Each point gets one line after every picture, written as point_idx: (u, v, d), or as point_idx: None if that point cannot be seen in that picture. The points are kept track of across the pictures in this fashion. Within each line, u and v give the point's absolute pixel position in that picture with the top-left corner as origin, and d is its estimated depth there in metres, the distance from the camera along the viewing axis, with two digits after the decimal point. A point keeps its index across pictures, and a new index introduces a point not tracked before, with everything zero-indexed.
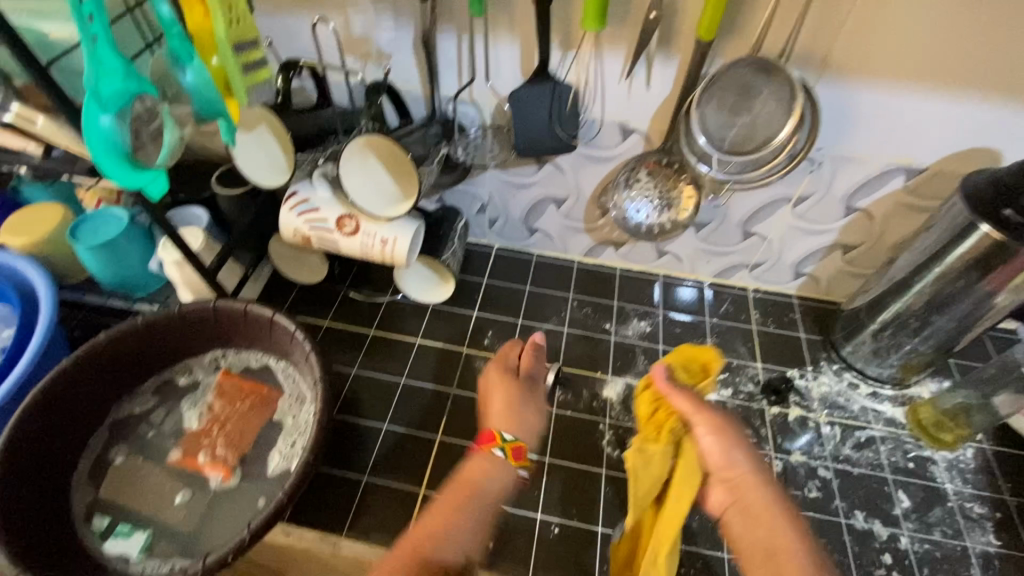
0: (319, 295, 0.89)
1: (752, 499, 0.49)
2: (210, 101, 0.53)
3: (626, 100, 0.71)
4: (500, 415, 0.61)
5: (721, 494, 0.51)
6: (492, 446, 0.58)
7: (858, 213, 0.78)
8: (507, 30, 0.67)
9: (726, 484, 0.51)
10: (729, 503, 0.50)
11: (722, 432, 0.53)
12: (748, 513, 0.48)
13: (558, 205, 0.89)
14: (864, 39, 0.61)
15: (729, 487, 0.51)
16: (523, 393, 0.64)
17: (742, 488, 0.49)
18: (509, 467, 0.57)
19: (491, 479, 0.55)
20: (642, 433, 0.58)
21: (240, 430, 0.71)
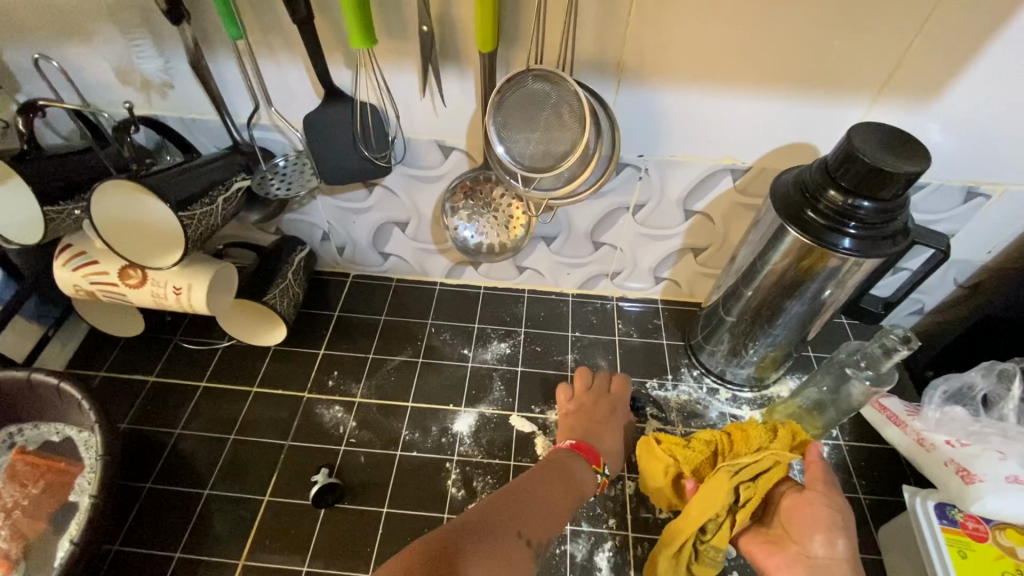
0: (145, 349, 0.81)
1: None
2: None
3: (433, 118, 0.66)
4: (606, 443, 0.66)
5: (791, 567, 0.53)
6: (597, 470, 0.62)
7: (696, 215, 0.75)
8: (285, 51, 0.61)
9: (810, 560, 0.52)
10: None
11: (839, 514, 0.54)
12: None
13: (403, 227, 0.84)
14: (655, 41, 0.57)
15: (815, 565, 0.52)
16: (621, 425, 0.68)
17: (827, 572, 0.51)
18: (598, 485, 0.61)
19: (586, 478, 0.59)
20: (678, 442, 0.65)
21: (28, 517, 0.63)
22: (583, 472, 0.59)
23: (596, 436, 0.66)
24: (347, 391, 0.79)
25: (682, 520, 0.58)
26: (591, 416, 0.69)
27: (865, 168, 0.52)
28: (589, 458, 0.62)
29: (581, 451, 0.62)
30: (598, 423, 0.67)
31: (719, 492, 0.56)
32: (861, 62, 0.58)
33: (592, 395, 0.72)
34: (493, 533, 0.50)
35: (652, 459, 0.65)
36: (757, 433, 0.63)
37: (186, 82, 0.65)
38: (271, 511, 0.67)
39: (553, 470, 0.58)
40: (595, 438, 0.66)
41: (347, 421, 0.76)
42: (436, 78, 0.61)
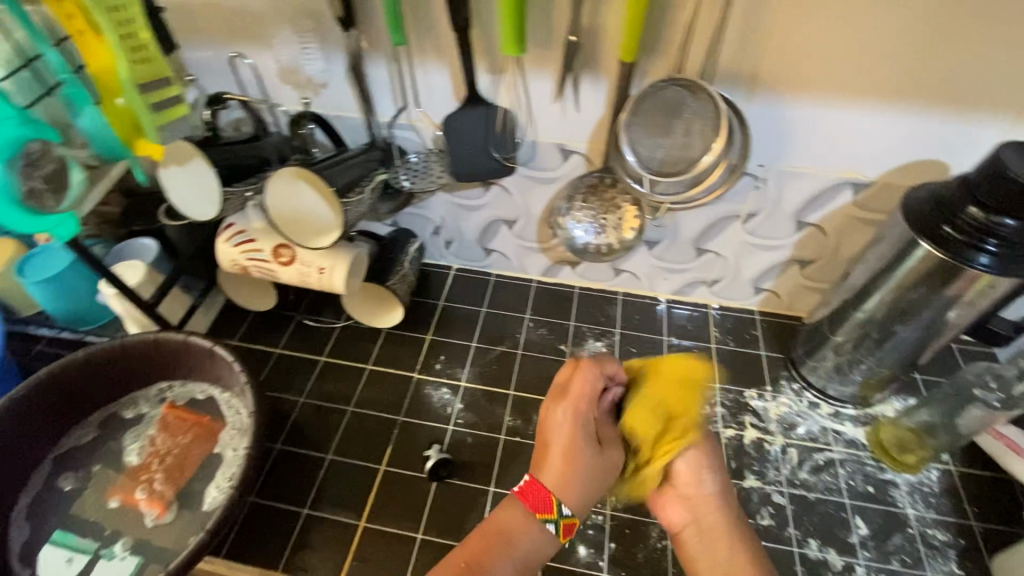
0: (272, 323, 0.89)
1: (710, 516, 0.60)
2: (109, 144, 0.57)
3: (560, 122, 0.70)
4: (557, 478, 0.55)
5: (681, 508, 0.61)
6: (547, 517, 0.55)
7: (809, 227, 0.76)
8: (435, 56, 0.67)
9: (687, 497, 0.60)
10: (688, 521, 0.60)
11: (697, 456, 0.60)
12: (706, 524, 0.59)
13: (510, 225, 0.88)
14: (791, 55, 0.59)
15: (693, 503, 0.60)
16: (586, 451, 0.55)
17: (706, 523, 0.60)
18: (554, 540, 0.56)
19: (529, 540, 0.54)
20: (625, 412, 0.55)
21: (179, 463, 0.71)
22: (518, 532, 0.54)
23: (558, 476, 0.55)
24: (453, 375, 0.83)
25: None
26: (549, 447, 0.57)
27: (1013, 185, 0.52)
28: (540, 509, 0.55)
29: (528, 496, 0.56)
30: (551, 459, 0.56)
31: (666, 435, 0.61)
32: (1009, 81, 0.57)
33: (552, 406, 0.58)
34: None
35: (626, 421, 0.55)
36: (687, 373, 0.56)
37: (341, 83, 0.71)
38: (386, 479, 0.73)
39: (486, 540, 0.54)
40: (543, 471, 0.56)
41: (453, 403, 0.80)
42: (573, 85, 0.65)
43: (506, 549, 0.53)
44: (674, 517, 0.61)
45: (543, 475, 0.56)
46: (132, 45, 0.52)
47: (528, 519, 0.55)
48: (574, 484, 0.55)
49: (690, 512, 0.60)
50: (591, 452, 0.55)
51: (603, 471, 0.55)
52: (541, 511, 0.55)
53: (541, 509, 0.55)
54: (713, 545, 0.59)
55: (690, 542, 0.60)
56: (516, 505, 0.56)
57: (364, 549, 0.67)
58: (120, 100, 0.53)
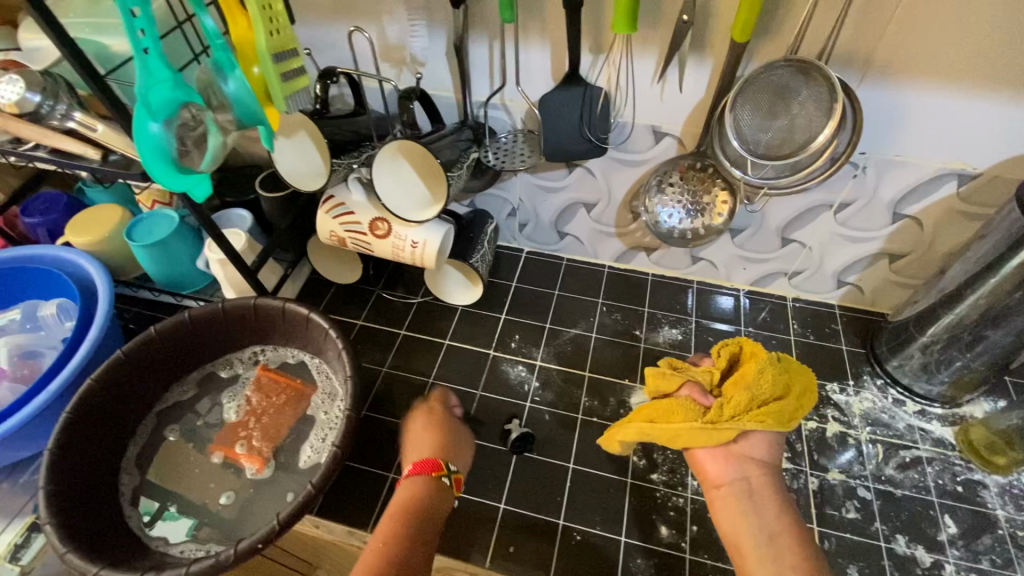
0: (354, 295, 0.92)
1: (761, 479, 0.61)
2: (249, 111, 0.57)
3: (658, 103, 0.71)
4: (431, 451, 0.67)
5: (732, 465, 0.62)
6: (439, 473, 0.64)
7: (907, 219, 0.74)
8: (538, 35, 0.67)
9: (739, 455, 0.62)
10: (738, 478, 0.61)
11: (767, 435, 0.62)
12: (756, 487, 0.60)
13: (589, 209, 0.89)
14: (912, 40, 0.58)
15: (746, 463, 0.62)
16: (445, 429, 0.71)
17: (754, 484, 0.61)
18: (450, 495, 0.64)
19: (436, 503, 0.62)
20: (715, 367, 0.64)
21: (275, 422, 0.74)
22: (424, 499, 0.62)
23: (433, 451, 0.67)
24: (528, 354, 0.85)
25: (656, 404, 0.62)
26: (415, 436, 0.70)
27: None
28: (428, 470, 0.64)
29: (420, 469, 0.64)
30: (422, 444, 0.68)
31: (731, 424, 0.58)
32: None
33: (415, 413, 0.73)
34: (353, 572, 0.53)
35: (710, 374, 0.64)
36: (778, 376, 0.60)
37: (441, 61, 0.73)
38: None
39: (393, 517, 0.59)
40: (422, 453, 0.67)
41: (530, 380, 0.82)
42: (678, 65, 0.65)
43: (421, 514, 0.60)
44: (717, 472, 0.62)
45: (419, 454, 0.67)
46: (268, 14, 0.54)
47: (424, 488, 0.63)
48: (443, 451, 0.68)
49: (738, 471, 0.61)
50: (451, 424, 0.72)
51: (461, 441, 0.71)
52: (431, 471, 0.63)
53: (433, 469, 0.64)
54: (759, 504, 0.59)
55: (734, 498, 0.60)
56: (413, 478, 0.63)
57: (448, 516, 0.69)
58: (256, 71, 0.57)
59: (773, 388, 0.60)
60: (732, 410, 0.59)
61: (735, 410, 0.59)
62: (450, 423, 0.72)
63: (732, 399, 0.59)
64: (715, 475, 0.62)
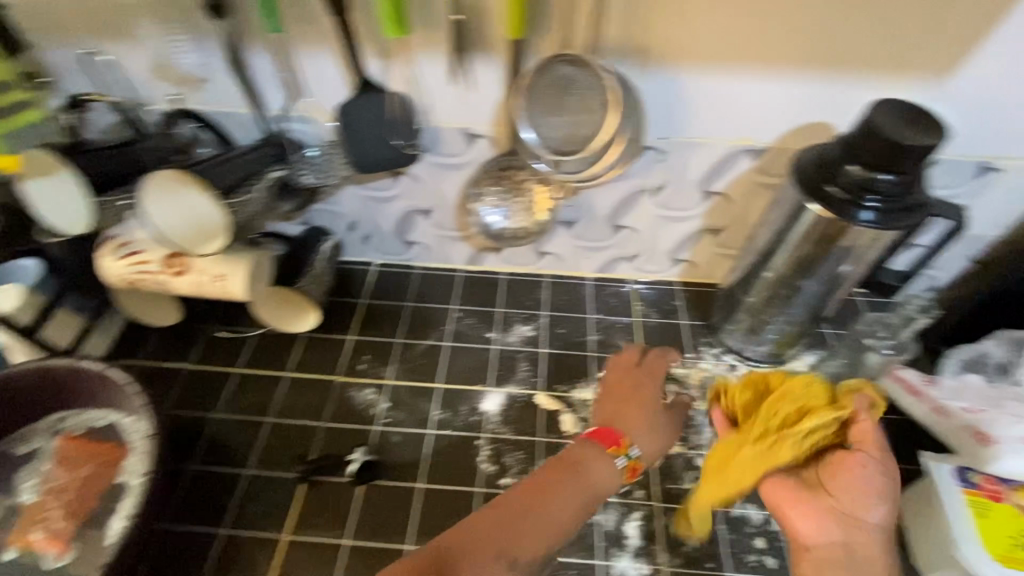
0: (181, 337, 0.84)
1: (866, 545, 0.53)
2: None
3: (459, 103, 0.68)
4: (633, 421, 0.64)
5: (829, 525, 0.54)
6: (617, 450, 0.61)
7: (716, 196, 0.77)
8: (318, 41, 0.63)
9: (842, 514, 0.54)
10: (839, 541, 0.53)
11: (863, 488, 0.54)
12: (857, 556, 0.53)
13: (426, 215, 0.85)
14: (678, 27, 0.59)
15: (850, 523, 0.54)
16: (654, 408, 0.66)
17: (859, 550, 0.53)
18: (621, 478, 0.60)
19: (604, 479, 0.58)
20: (729, 398, 0.66)
21: (80, 497, 0.66)
22: (592, 461, 0.59)
23: (614, 421, 0.64)
24: (377, 375, 0.81)
25: (713, 460, 0.63)
26: (624, 398, 0.67)
27: (887, 144, 0.54)
28: (607, 442, 0.61)
29: (597, 437, 0.62)
30: (624, 414, 0.64)
31: (784, 441, 0.57)
32: (877, 37, 0.59)
33: (626, 373, 0.69)
34: (473, 552, 0.51)
35: (739, 401, 0.65)
36: (830, 393, 0.61)
37: (223, 77, 0.67)
38: (311, 489, 0.70)
39: (523, 496, 0.56)
40: (622, 417, 0.64)
41: (378, 403, 0.78)
42: (464, 65, 0.63)
43: (568, 475, 0.58)
44: (807, 529, 0.55)
45: (606, 421, 0.64)
46: None
47: (602, 453, 0.60)
48: (624, 423, 0.64)
49: (838, 535, 0.54)
50: (657, 409, 0.66)
51: (659, 410, 0.66)
52: (611, 445, 0.61)
53: (612, 444, 0.61)
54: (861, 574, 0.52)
55: (830, 565, 0.53)
56: (590, 441, 0.61)
57: (288, 563, 0.65)
58: None
59: (807, 398, 0.60)
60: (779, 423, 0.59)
61: (782, 424, 0.59)
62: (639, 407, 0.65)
63: (776, 412, 0.60)
64: (806, 532, 0.55)
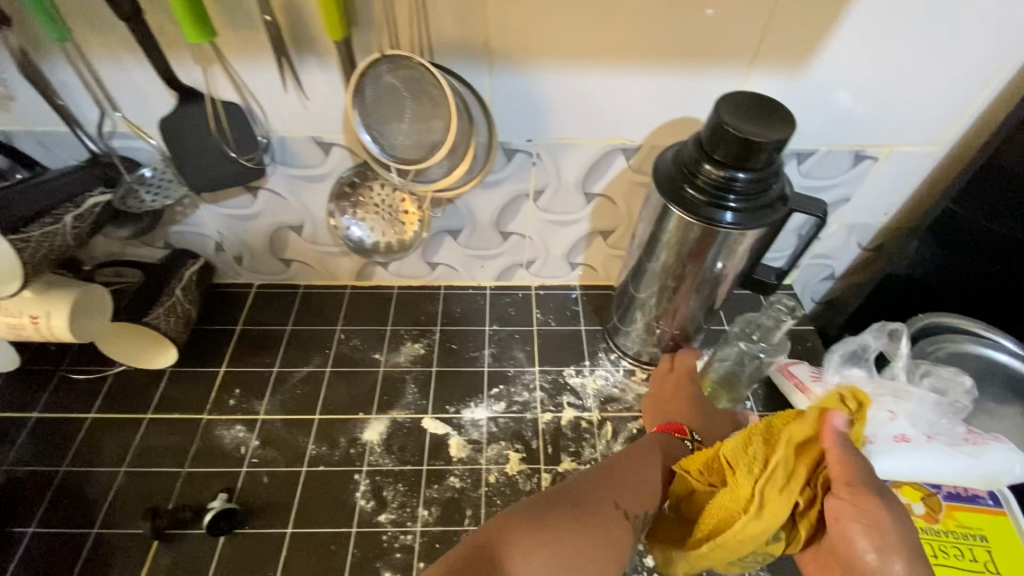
0: (28, 382, 0.76)
1: None
2: None
3: (302, 112, 0.62)
4: (687, 416, 0.70)
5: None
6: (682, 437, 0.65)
7: (597, 197, 0.73)
8: (123, 49, 0.56)
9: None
10: None
11: (868, 541, 0.42)
12: None
13: (298, 232, 0.78)
14: (518, 22, 0.55)
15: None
16: (702, 406, 0.71)
17: None
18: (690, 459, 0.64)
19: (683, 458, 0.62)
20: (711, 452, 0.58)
21: None
22: (666, 448, 0.62)
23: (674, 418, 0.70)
24: (249, 410, 0.74)
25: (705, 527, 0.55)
26: (672, 403, 0.72)
27: (736, 140, 0.51)
28: (673, 431, 0.65)
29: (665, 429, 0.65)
30: (677, 412, 0.70)
31: (782, 505, 0.47)
32: (728, 28, 0.56)
33: (666, 382, 0.74)
34: (595, 498, 0.53)
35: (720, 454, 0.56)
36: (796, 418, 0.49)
37: (26, 91, 0.59)
38: (163, 545, 0.63)
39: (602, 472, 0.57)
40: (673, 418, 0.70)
41: (249, 441, 0.71)
42: (294, 71, 0.57)
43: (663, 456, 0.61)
44: None
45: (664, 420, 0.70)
46: None
47: (672, 442, 0.64)
48: (689, 417, 0.69)
49: None
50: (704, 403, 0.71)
51: (708, 405, 0.71)
52: (676, 431, 0.65)
53: (676, 431, 0.65)
54: None
55: None
56: (659, 432, 0.64)
57: None
58: None
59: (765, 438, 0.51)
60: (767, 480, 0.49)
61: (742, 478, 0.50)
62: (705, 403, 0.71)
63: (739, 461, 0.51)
64: None
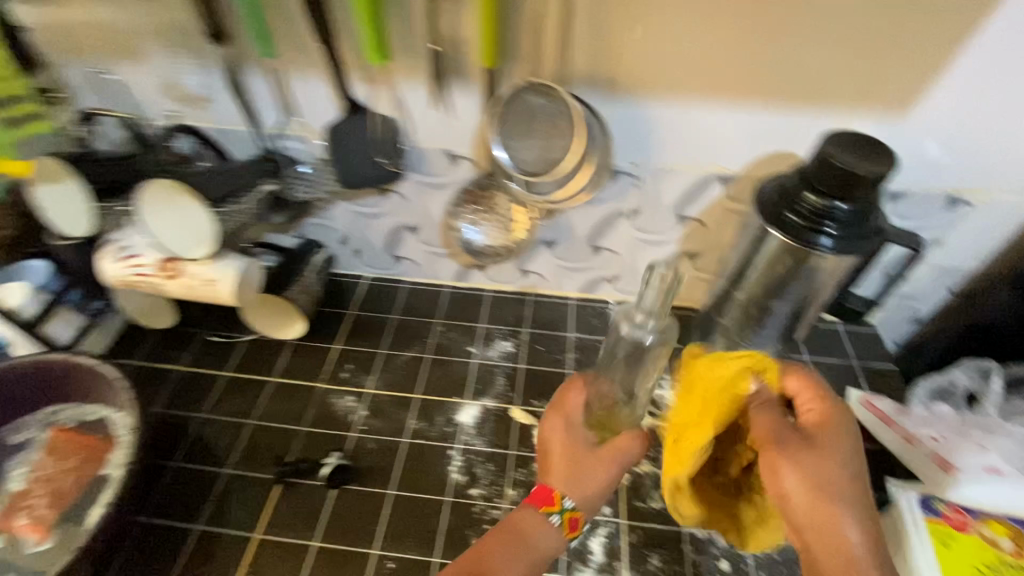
0: (175, 339, 0.88)
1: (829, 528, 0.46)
2: None
3: (441, 127, 0.72)
4: (563, 474, 0.61)
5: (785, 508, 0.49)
6: (550, 511, 0.59)
7: (691, 221, 0.79)
8: (309, 67, 0.68)
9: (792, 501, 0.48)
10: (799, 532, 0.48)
11: (805, 469, 0.47)
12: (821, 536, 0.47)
13: (413, 232, 0.88)
14: (642, 60, 0.63)
15: (800, 509, 0.47)
16: (587, 455, 0.62)
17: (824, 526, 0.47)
18: (563, 535, 0.58)
19: (544, 539, 0.57)
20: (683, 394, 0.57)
21: (64, 485, 0.69)
22: (530, 529, 0.58)
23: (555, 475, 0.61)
24: (358, 383, 0.84)
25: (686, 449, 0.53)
26: (548, 453, 0.64)
27: (840, 172, 0.56)
28: (540, 503, 0.59)
29: (534, 499, 0.60)
30: (555, 466, 0.62)
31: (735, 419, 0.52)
32: (835, 72, 0.62)
33: (550, 431, 0.65)
34: None
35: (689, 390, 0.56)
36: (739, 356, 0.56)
37: (220, 96, 0.71)
38: (283, 491, 0.72)
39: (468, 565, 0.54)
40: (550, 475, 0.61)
41: (357, 410, 0.80)
42: (443, 91, 0.68)
43: (521, 544, 0.56)
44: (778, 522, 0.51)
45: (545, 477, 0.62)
46: None
47: (537, 521, 0.58)
48: (566, 476, 0.60)
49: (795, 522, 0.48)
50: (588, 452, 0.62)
51: (591, 452, 0.62)
52: (542, 505, 0.59)
53: (545, 503, 0.59)
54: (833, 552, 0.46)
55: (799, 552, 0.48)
56: (524, 509, 0.59)
57: (256, 563, 0.66)
58: None
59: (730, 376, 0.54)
60: (698, 431, 0.52)
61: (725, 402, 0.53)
62: (578, 452, 0.62)
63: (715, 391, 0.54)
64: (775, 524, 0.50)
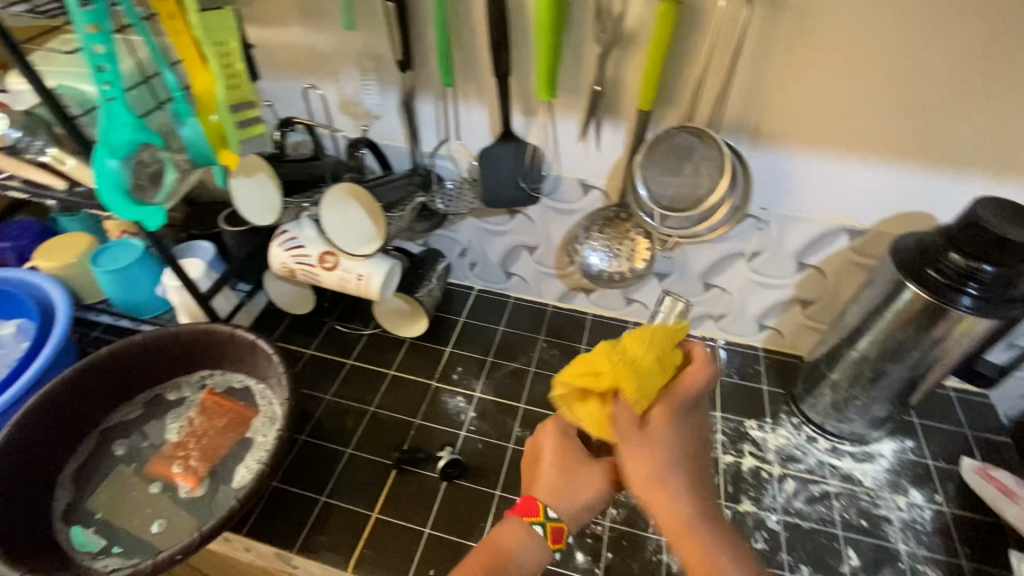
0: (306, 325, 0.97)
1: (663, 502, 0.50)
2: (203, 151, 0.73)
3: (584, 159, 0.78)
4: (552, 484, 0.56)
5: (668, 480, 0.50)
6: (533, 520, 0.54)
7: (810, 269, 0.81)
8: (476, 96, 0.76)
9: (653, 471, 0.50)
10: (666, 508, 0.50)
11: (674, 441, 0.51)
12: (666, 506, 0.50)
13: (531, 251, 0.94)
14: (790, 114, 0.67)
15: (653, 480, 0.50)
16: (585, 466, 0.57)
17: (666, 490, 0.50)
18: (546, 547, 0.54)
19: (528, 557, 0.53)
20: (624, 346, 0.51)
21: (214, 441, 0.77)
22: (516, 545, 0.53)
23: (546, 488, 0.56)
24: (468, 386, 0.89)
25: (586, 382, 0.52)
26: (536, 461, 0.59)
27: (989, 235, 0.58)
28: (526, 514, 0.55)
29: (517, 511, 0.55)
30: (547, 476, 0.57)
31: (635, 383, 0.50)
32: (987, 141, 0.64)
33: (544, 436, 0.59)
34: None
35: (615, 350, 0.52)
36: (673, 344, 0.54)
37: (390, 114, 0.81)
38: (399, 477, 0.77)
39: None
40: (536, 483, 0.57)
41: (467, 411, 0.85)
42: (594, 126, 0.74)
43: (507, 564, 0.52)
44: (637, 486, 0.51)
45: (532, 488, 0.57)
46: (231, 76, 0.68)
47: (520, 532, 0.54)
48: (559, 489, 0.56)
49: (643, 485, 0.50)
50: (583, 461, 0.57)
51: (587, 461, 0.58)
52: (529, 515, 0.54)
53: (527, 513, 0.54)
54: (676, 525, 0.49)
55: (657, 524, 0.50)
56: (507, 521, 0.54)
57: (372, 541, 0.71)
58: (214, 118, 0.69)
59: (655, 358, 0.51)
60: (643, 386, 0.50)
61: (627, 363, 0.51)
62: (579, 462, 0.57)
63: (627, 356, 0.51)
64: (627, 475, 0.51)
